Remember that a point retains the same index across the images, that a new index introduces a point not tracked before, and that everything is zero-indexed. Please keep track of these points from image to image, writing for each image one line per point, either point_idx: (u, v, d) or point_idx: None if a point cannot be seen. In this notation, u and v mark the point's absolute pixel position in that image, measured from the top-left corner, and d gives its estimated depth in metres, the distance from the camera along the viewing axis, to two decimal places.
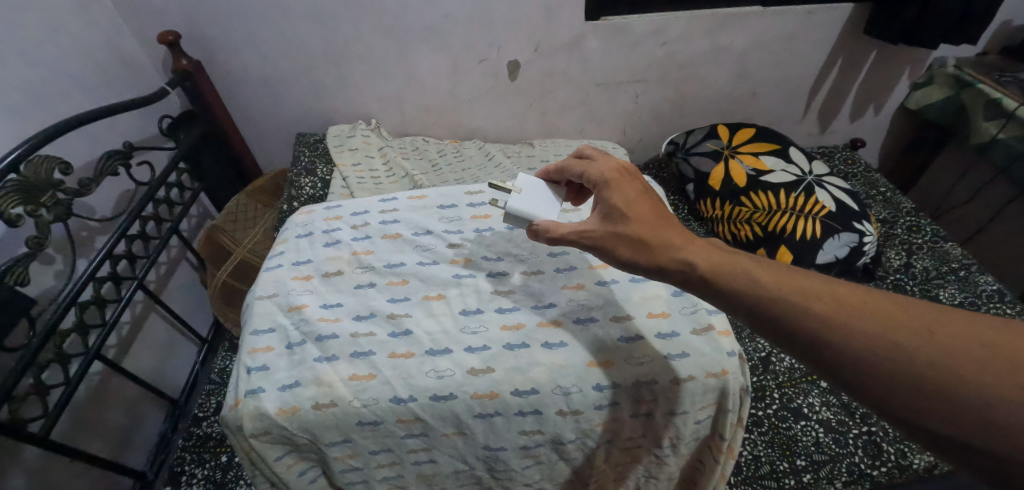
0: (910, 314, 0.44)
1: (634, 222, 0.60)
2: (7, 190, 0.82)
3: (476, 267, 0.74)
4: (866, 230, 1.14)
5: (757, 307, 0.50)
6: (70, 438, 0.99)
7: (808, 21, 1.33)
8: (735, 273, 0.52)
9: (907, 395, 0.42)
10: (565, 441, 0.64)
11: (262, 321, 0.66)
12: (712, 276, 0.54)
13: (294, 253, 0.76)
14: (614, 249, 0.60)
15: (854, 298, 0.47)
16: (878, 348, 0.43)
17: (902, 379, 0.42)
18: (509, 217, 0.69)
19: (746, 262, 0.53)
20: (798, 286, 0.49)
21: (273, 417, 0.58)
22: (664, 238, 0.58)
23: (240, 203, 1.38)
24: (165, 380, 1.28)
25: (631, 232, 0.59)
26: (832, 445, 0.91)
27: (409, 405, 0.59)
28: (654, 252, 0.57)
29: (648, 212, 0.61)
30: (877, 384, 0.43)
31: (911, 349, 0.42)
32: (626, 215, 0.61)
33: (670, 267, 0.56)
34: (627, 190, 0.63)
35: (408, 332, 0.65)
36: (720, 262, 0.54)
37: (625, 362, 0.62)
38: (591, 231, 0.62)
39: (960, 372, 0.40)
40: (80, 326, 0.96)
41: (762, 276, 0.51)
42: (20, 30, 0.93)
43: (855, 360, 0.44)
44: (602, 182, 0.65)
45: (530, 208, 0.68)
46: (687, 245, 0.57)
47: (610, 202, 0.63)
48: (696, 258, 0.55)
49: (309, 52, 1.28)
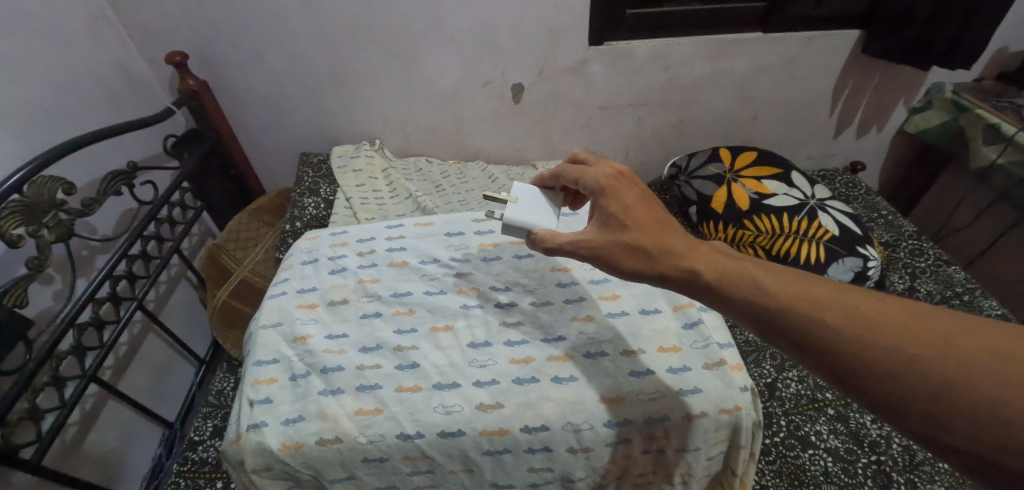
0: (924, 322, 0.43)
1: (636, 229, 0.59)
2: (11, 211, 0.81)
3: (484, 295, 0.73)
4: (869, 255, 1.14)
5: (767, 316, 0.49)
6: (64, 464, 0.96)
7: (807, 48, 1.35)
8: (741, 282, 0.52)
9: (923, 409, 0.40)
10: (575, 478, 0.63)
11: (265, 352, 0.65)
12: (718, 285, 0.53)
13: (299, 281, 0.75)
14: (616, 257, 0.59)
15: (865, 306, 0.45)
16: (891, 358, 0.42)
17: (918, 394, 0.41)
18: (507, 226, 0.68)
19: (752, 270, 0.52)
20: (808, 295, 0.48)
21: (275, 453, 0.56)
22: (666, 245, 0.57)
23: (243, 222, 1.38)
24: (161, 402, 1.25)
25: (632, 240, 0.58)
26: (841, 475, 0.89)
27: (416, 441, 0.58)
28: (656, 261, 0.57)
29: (649, 219, 0.60)
30: (890, 398, 0.42)
31: (927, 361, 0.41)
32: (625, 223, 0.60)
33: (673, 275, 0.56)
34: (626, 197, 0.62)
35: (415, 365, 0.64)
36: (725, 270, 0.53)
37: (636, 398, 0.61)
38: (590, 241, 0.61)
39: (976, 386, 0.39)
40: (78, 348, 0.94)
41: (769, 284, 0.50)
42: (30, 50, 0.93)
43: (869, 372, 0.43)
44: (597, 189, 0.64)
45: (535, 219, 0.68)
46: (690, 252, 0.56)
47: (609, 209, 0.62)
48: (700, 265, 0.54)
49: (314, 73, 1.29)
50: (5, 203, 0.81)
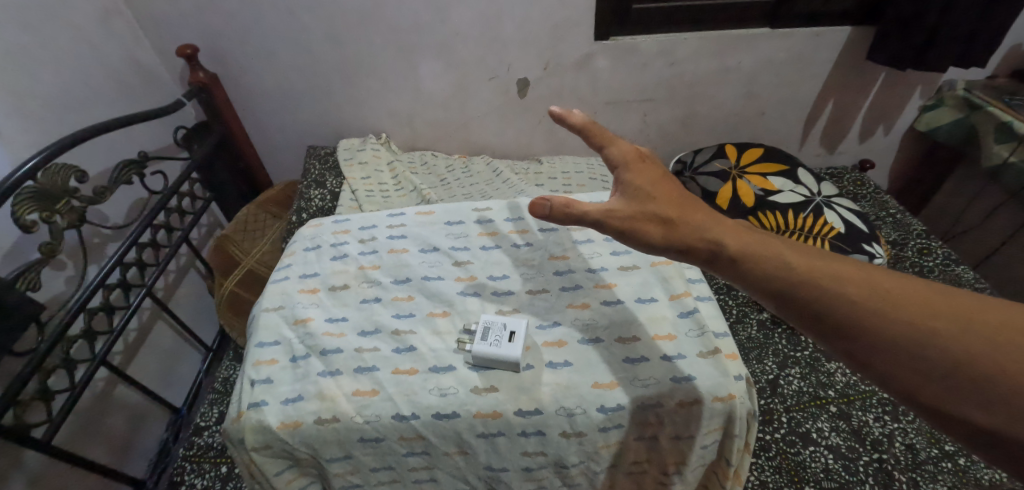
0: (949, 299, 0.41)
1: (658, 202, 0.57)
2: (26, 196, 0.83)
3: (457, 341, 0.65)
4: (876, 253, 1.12)
5: (786, 290, 0.47)
6: (73, 445, 0.99)
7: (816, 43, 1.34)
8: (763, 255, 0.50)
9: (937, 385, 0.38)
10: (569, 464, 0.63)
11: (267, 333, 0.66)
12: (738, 257, 0.51)
13: (302, 266, 0.76)
14: (643, 229, 0.56)
15: (888, 281, 0.43)
16: (910, 332, 0.40)
17: (934, 369, 0.38)
18: (476, 359, 0.62)
19: (779, 245, 0.50)
20: (831, 270, 0.46)
21: (275, 431, 0.58)
22: (689, 219, 0.55)
23: (250, 213, 1.40)
24: (169, 389, 1.28)
25: (659, 211, 0.57)
26: (842, 472, 0.89)
27: (411, 422, 0.59)
28: (683, 234, 0.55)
29: (675, 196, 0.58)
30: (903, 371, 0.40)
31: (948, 336, 0.39)
32: (651, 195, 0.58)
33: (696, 248, 0.54)
34: (648, 175, 0.60)
35: (412, 348, 0.65)
36: (751, 243, 0.51)
37: (630, 383, 0.62)
38: (619, 212, 0.57)
39: (998, 364, 0.36)
40: (88, 332, 0.96)
41: (792, 258, 0.48)
42: (45, 40, 0.96)
43: (884, 344, 0.41)
44: (620, 163, 0.61)
45: (498, 349, 0.62)
46: (715, 226, 0.54)
47: (632, 184, 0.59)
48: (725, 237, 0.53)
49: (322, 66, 1.31)
50: (20, 188, 0.83)
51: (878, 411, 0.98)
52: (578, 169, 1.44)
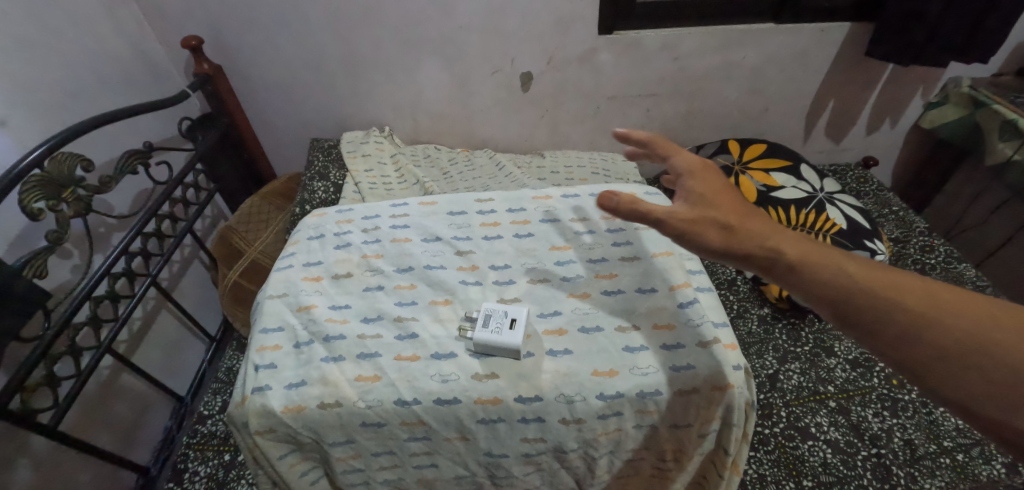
0: (1002, 313, 0.44)
1: (719, 208, 0.58)
2: (33, 183, 0.84)
3: (458, 328, 0.66)
4: (877, 249, 1.12)
5: (846, 299, 0.49)
6: (78, 431, 1.00)
7: (820, 39, 1.34)
8: (823, 264, 0.52)
9: (994, 393, 0.42)
10: (568, 450, 0.64)
11: (271, 320, 0.67)
12: (798, 264, 0.53)
13: (306, 255, 0.77)
14: (705, 234, 0.57)
15: (944, 294, 0.47)
16: (968, 342, 0.44)
17: (990, 378, 0.42)
18: (478, 346, 0.63)
19: (835, 254, 0.53)
20: (885, 279, 0.49)
21: (279, 415, 0.59)
22: (749, 226, 0.57)
23: (254, 204, 1.41)
24: (173, 377, 1.29)
25: (721, 217, 0.57)
26: (840, 467, 0.90)
27: (413, 408, 0.60)
28: (744, 241, 0.56)
29: (735, 203, 0.59)
30: (961, 381, 0.43)
31: (1006, 348, 0.42)
32: (713, 203, 0.59)
33: (756, 255, 0.55)
34: (711, 182, 0.61)
35: (414, 335, 0.66)
36: (808, 252, 0.53)
37: (629, 372, 0.62)
38: (683, 215, 0.57)
39: None
40: (94, 319, 0.97)
41: (850, 268, 0.51)
42: (51, 30, 0.96)
43: (943, 354, 0.44)
44: (685, 172, 0.62)
45: (498, 336, 0.62)
46: (772, 233, 0.56)
47: (695, 191, 0.60)
48: (784, 245, 0.54)
49: (325, 59, 1.31)
50: (27, 176, 0.83)
51: (878, 406, 0.98)
52: (580, 163, 1.44)
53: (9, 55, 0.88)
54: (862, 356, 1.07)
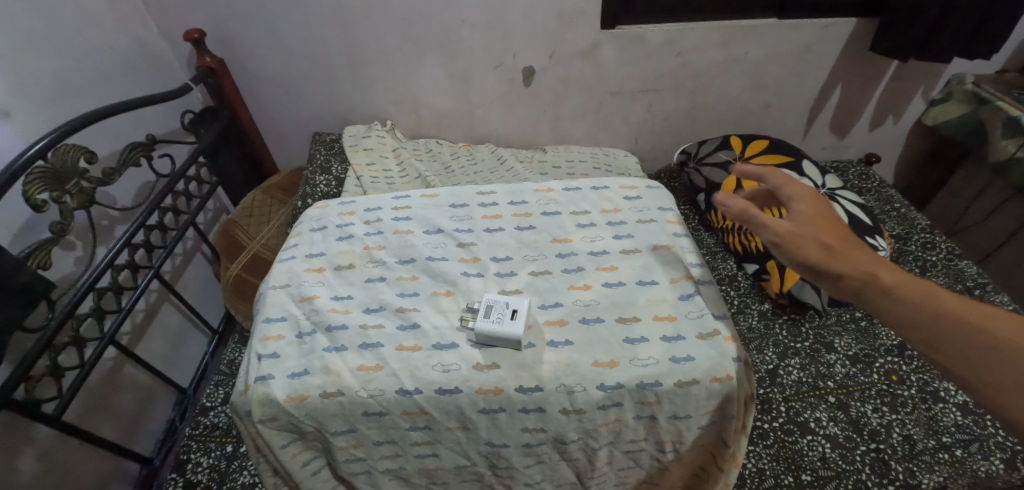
0: None
1: (825, 232, 0.62)
2: (37, 175, 0.85)
3: (460, 319, 0.66)
4: (879, 245, 1.12)
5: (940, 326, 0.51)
6: (82, 421, 1.01)
7: (823, 34, 1.33)
8: (921, 291, 0.54)
9: None
10: (568, 441, 0.64)
11: (273, 310, 0.68)
12: (896, 288, 0.55)
13: (308, 246, 0.77)
14: (805, 252, 0.61)
15: None
16: None
17: None
18: (479, 337, 0.63)
19: (936, 287, 0.55)
20: (987, 312, 0.50)
21: (281, 404, 0.59)
22: (852, 251, 0.60)
23: (257, 198, 1.41)
24: (176, 369, 1.30)
25: (824, 239, 0.61)
26: (838, 461, 0.90)
27: (414, 397, 0.61)
28: (843, 262, 0.59)
29: (839, 230, 0.63)
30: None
31: None
32: (820, 226, 0.63)
33: (853, 276, 0.58)
34: (819, 207, 0.65)
35: (416, 326, 0.66)
36: (909, 280, 0.56)
37: (629, 363, 0.63)
38: (788, 232, 0.62)
39: None
40: (97, 310, 0.98)
41: (947, 299, 0.53)
42: (53, 22, 0.97)
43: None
44: (793, 195, 0.67)
45: (499, 326, 0.63)
46: (873, 260, 0.59)
47: (803, 213, 0.64)
48: (882, 271, 0.57)
49: (327, 53, 1.31)
50: (32, 167, 0.84)
51: (877, 402, 0.99)
52: (582, 159, 1.44)
53: (12, 46, 0.88)
54: (862, 352, 1.07)
